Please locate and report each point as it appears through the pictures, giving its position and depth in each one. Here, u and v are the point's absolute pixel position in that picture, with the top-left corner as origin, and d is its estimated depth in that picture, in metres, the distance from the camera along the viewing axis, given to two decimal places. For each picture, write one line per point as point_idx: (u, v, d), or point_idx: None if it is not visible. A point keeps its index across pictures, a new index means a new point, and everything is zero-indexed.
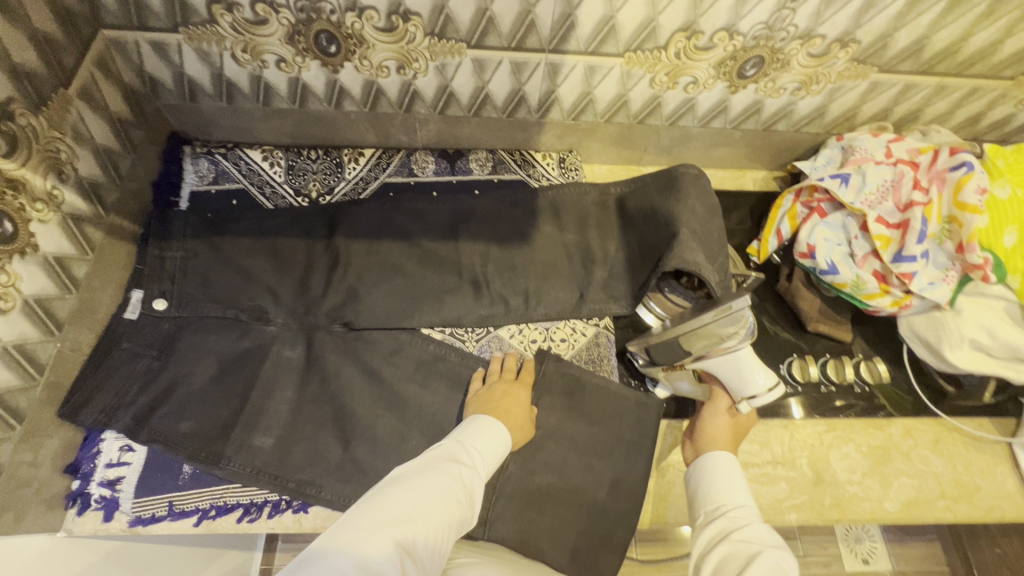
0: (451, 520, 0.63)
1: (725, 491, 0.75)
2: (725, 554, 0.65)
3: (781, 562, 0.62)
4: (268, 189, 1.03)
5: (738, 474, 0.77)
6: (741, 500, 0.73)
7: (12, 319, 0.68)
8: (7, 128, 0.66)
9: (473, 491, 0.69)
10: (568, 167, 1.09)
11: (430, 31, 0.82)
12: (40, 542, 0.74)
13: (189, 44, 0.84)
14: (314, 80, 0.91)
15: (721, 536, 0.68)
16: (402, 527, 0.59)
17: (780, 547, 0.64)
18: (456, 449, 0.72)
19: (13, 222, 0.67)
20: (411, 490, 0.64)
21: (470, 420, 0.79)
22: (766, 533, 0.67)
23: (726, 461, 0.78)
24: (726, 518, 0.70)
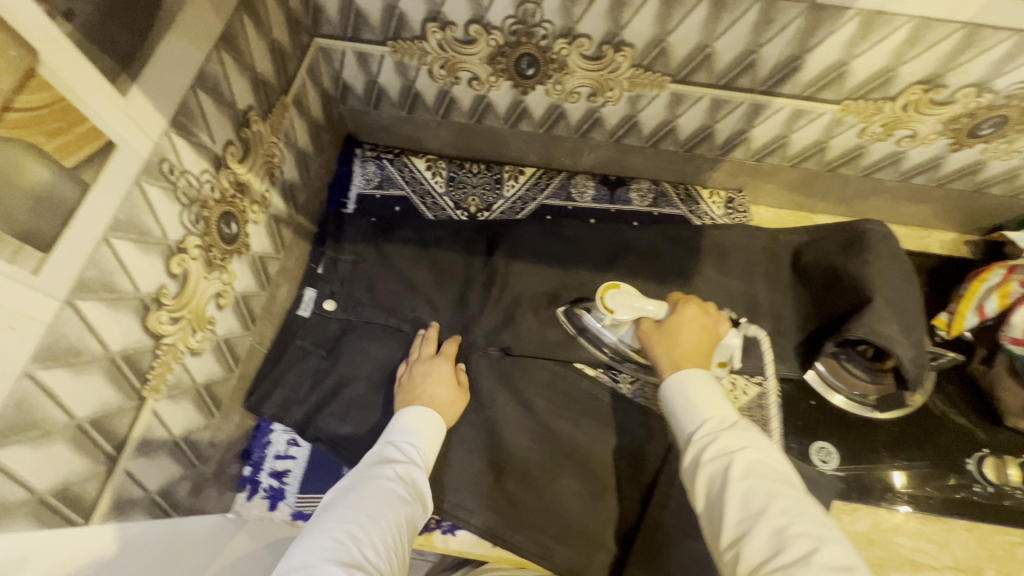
0: (397, 519, 0.64)
1: (688, 404, 0.66)
2: (709, 484, 0.59)
3: (758, 467, 0.58)
4: (429, 199, 1.04)
5: (705, 385, 0.67)
6: (705, 411, 0.65)
7: (226, 315, 0.71)
8: (245, 135, 0.69)
9: (416, 488, 0.70)
10: (735, 209, 1.04)
11: (638, 62, 0.78)
12: (212, 522, 0.75)
13: (391, 57, 0.84)
14: (500, 99, 0.90)
15: (696, 462, 0.61)
16: (345, 544, 0.58)
17: (751, 442, 0.60)
18: (387, 449, 0.73)
19: (237, 223, 0.70)
20: (350, 506, 0.64)
21: (397, 414, 0.79)
22: (736, 433, 0.61)
23: (688, 383, 0.67)
24: (694, 439, 0.63)
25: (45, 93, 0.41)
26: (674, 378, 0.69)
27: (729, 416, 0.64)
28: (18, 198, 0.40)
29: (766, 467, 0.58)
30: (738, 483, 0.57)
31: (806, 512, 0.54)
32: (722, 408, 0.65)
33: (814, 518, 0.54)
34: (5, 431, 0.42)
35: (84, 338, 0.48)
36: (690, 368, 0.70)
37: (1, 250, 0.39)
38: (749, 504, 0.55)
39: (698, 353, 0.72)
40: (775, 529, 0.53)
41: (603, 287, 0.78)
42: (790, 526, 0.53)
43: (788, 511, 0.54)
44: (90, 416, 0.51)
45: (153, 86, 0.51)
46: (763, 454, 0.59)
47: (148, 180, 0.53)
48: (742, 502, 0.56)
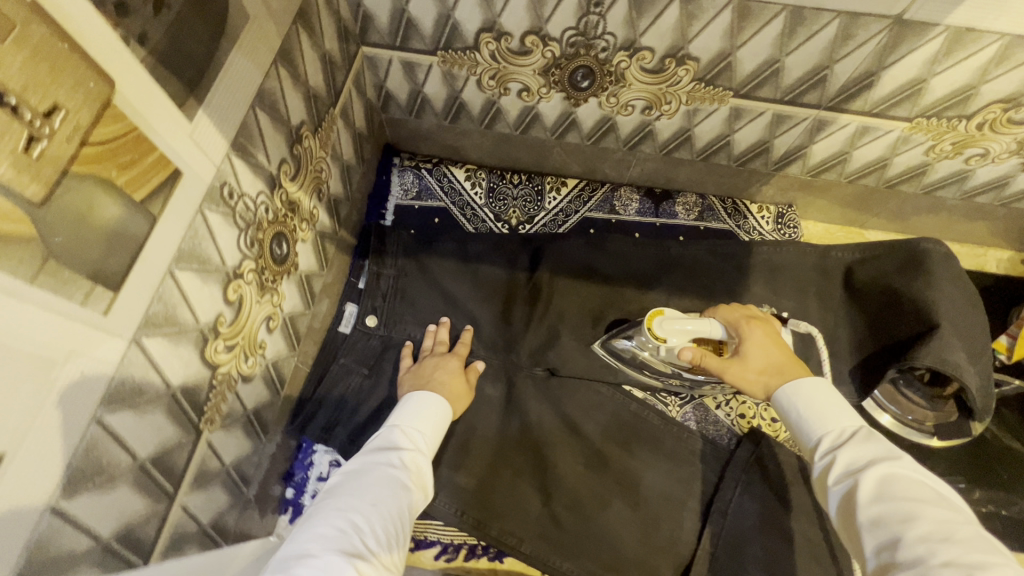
0: (400, 509, 0.60)
1: (803, 418, 0.62)
2: (842, 503, 0.54)
3: (891, 479, 0.52)
4: (468, 211, 1.02)
5: (817, 395, 0.62)
6: (823, 424, 0.60)
7: (275, 337, 0.69)
8: (297, 152, 0.66)
9: (418, 478, 0.66)
10: (786, 224, 1.01)
11: (700, 76, 0.75)
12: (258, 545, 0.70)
13: (439, 66, 0.81)
14: (549, 110, 0.87)
15: (827, 488, 0.56)
16: (346, 532, 0.54)
17: (884, 456, 0.54)
18: (392, 435, 0.69)
19: (287, 243, 0.67)
20: (352, 492, 0.60)
21: (404, 400, 0.75)
22: (864, 447, 0.56)
23: (795, 398, 0.63)
24: (820, 459, 0.58)
25: (119, 124, 0.38)
26: (785, 392, 0.65)
27: (850, 428, 0.59)
28: (93, 238, 0.37)
29: (909, 486, 0.51)
30: (872, 504, 0.51)
31: (960, 532, 0.45)
32: (846, 422, 0.60)
33: (969, 539, 0.45)
34: (74, 480, 0.40)
35: (148, 376, 0.46)
36: (791, 370, 0.66)
37: (75, 293, 0.37)
38: (884, 527, 0.49)
39: (782, 353, 0.69)
40: (916, 551, 0.45)
41: (648, 317, 0.76)
42: (934, 548, 0.45)
43: (934, 532, 0.46)
44: (152, 455, 0.48)
45: (216, 109, 0.49)
46: (904, 470, 0.52)
47: (210, 207, 0.50)
48: (876, 526, 0.49)
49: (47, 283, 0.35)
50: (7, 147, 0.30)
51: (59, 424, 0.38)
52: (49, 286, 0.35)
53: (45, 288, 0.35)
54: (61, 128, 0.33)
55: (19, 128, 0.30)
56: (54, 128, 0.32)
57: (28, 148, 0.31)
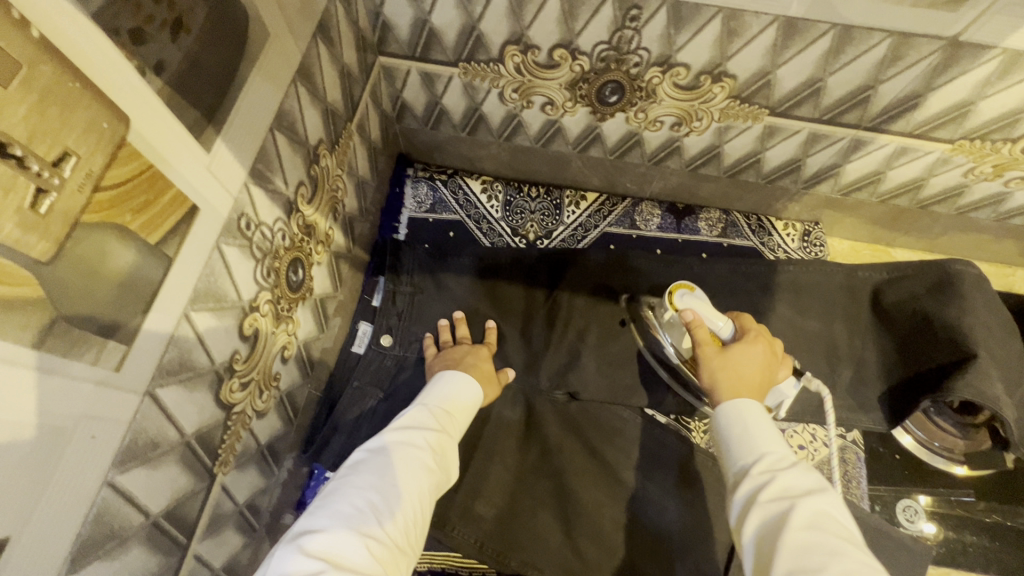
0: (423, 489, 0.57)
1: (741, 434, 0.56)
2: (762, 528, 0.48)
3: (823, 515, 0.47)
4: (484, 224, 0.98)
5: (762, 422, 0.57)
6: (757, 446, 0.55)
7: (290, 366, 0.65)
8: (314, 172, 0.63)
9: (445, 457, 0.62)
10: (812, 242, 0.98)
11: (736, 94, 0.71)
12: None
13: (460, 78, 0.78)
14: (573, 124, 0.83)
15: (749, 506, 0.50)
16: (362, 510, 0.51)
17: (820, 492, 0.49)
18: (421, 413, 0.65)
19: (303, 268, 0.64)
20: (376, 466, 0.56)
21: (435, 380, 0.72)
22: (798, 477, 0.50)
23: (746, 415, 0.57)
24: (748, 478, 0.52)
25: (134, 162, 0.34)
26: (731, 400, 0.59)
27: (787, 456, 0.53)
28: (106, 291, 0.34)
29: (835, 525, 0.46)
30: (798, 532, 0.45)
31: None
32: (782, 450, 0.54)
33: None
34: (84, 550, 0.37)
35: (162, 428, 0.43)
36: (749, 394, 0.61)
37: (86, 351, 0.33)
38: (809, 556, 0.43)
39: (760, 381, 0.62)
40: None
41: (674, 284, 0.70)
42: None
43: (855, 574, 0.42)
44: (164, 509, 0.45)
45: (235, 136, 0.45)
46: (832, 510, 0.48)
47: (226, 241, 0.47)
48: (802, 552, 0.44)
49: (57, 346, 0.31)
50: (11, 204, 0.26)
51: (69, 494, 0.34)
52: (59, 348, 0.31)
53: (55, 351, 0.31)
54: (72, 176, 0.29)
55: (26, 182, 0.27)
56: (64, 178, 0.29)
57: (35, 204, 0.27)
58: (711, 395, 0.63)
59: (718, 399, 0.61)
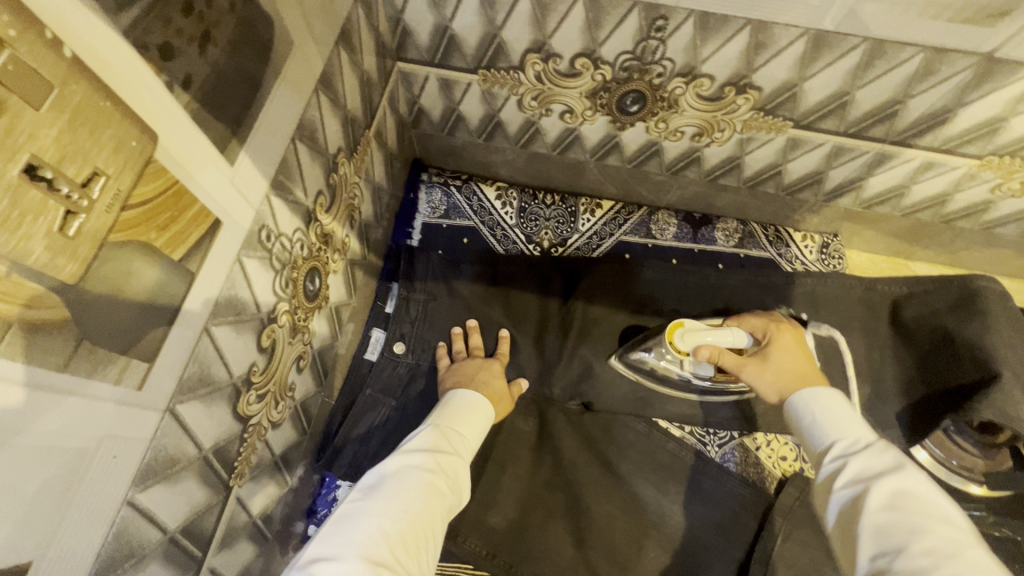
0: (435, 515, 0.54)
1: (817, 421, 0.55)
2: (842, 509, 0.48)
3: (907, 493, 0.45)
4: (498, 231, 0.97)
5: (834, 404, 0.56)
6: (840, 431, 0.53)
7: (305, 375, 0.65)
8: (333, 180, 0.62)
9: (456, 477, 0.60)
10: (830, 254, 0.96)
11: (760, 106, 0.70)
12: None
13: (479, 85, 0.77)
14: (592, 133, 0.82)
15: (829, 492, 0.50)
16: (372, 534, 0.49)
17: (899, 468, 0.47)
18: (434, 434, 0.63)
19: (320, 277, 0.63)
20: (387, 488, 0.54)
21: (446, 401, 0.70)
22: (879, 457, 0.49)
23: (812, 401, 0.57)
24: (828, 464, 0.52)
25: (160, 179, 0.33)
26: (803, 396, 0.58)
27: (871, 437, 0.51)
28: (130, 310, 0.33)
29: (920, 500, 0.44)
30: (877, 514, 0.44)
31: (967, 553, 0.40)
32: (859, 432, 0.53)
33: (977, 563, 0.39)
34: (102, 570, 0.36)
35: (181, 444, 0.42)
36: (812, 378, 0.61)
37: (111, 371, 0.33)
38: (890, 537, 0.43)
39: (806, 360, 0.64)
40: (918, 565, 0.40)
41: (668, 329, 0.71)
42: (940, 567, 0.39)
43: (941, 550, 0.40)
44: (182, 525, 0.45)
45: (258, 147, 0.44)
46: (916, 482, 0.46)
47: (247, 253, 0.46)
48: (881, 533, 0.43)
49: (82, 367, 0.31)
50: (40, 228, 0.25)
51: (90, 515, 0.34)
52: (83, 369, 0.31)
53: (78, 373, 0.30)
54: (100, 197, 0.29)
55: (54, 205, 0.26)
56: (92, 199, 0.28)
57: (62, 227, 0.27)
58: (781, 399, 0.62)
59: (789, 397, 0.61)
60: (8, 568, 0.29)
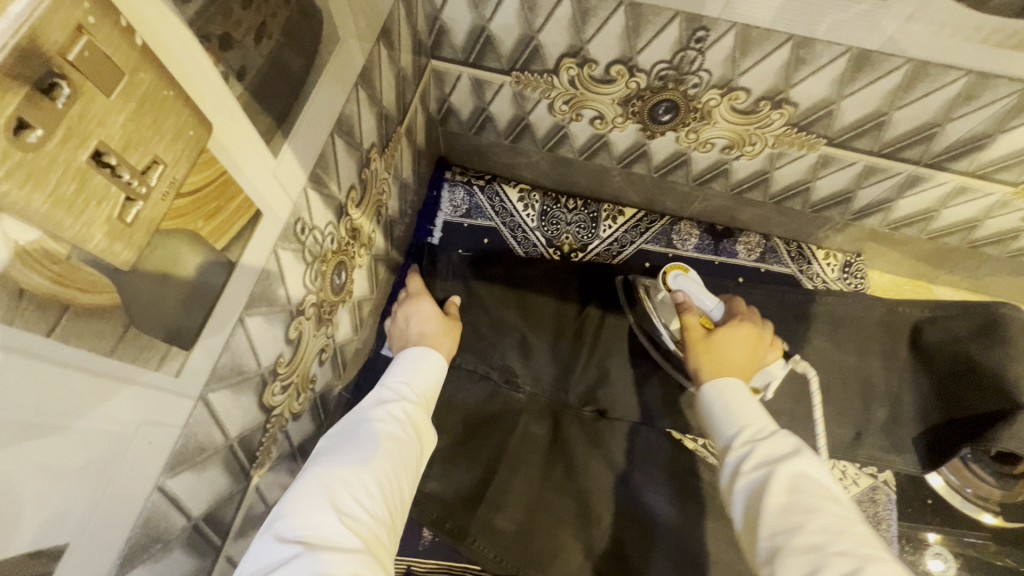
0: (397, 461, 0.52)
1: (724, 413, 0.55)
2: (748, 499, 0.48)
3: (804, 476, 0.46)
4: (519, 233, 0.97)
5: (739, 395, 0.56)
6: (741, 419, 0.54)
7: (326, 368, 0.65)
8: (364, 175, 0.62)
9: (416, 425, 0.58)
10: (852, 274, 0.96)
11: (795, 121, 0.69)
12: None
13: (511, 87, 0.77)
14: (621, 139, 0.82)
15: (734, 476, 0.50)
16: (333, 484, 0.47)
17: (799, 452, 0.48)
18: (386, 389, 0.60)
19: (346, 271, 0.64)
20: (345, 441, 0.52)
21: (399, 357, 0.67)
22: (776, 443, 0.49)
23: (720, 393, 0.57)
24: (731, 451, 0.51)
25: (211, 169, 0.33)
26: (710, 386, 0.58)
27: (772, 424, 0.52)
28: (175, 298, 0.33)
29: (812, 481, 0.46)
30: (778, 500, 0.45)
31: (854, 529, 0.42)
32: (765, 420, 0.53)
33: (863, 538, 0.41)
34: (131, 553, 0.37)
35: (209, 432, 0.42)
36: (734, 372, 0.60)
37: (152, 357, 0.33)
38: (789, 519, 0.44)
39: (746, 361, 0.62)
40: (814, 543, 0.41)
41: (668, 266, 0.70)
42: (836, 542, 0.41)
43: (834, 528, 0.42)
44: (204, 512, 0.45)
45: (300, 140, 0.44)
46: (811, 464, 0.47)
47: (283, 245, 0.46)
48: (780, 515, 0.44)
49: (127, 352, 0.31)
50: (102, 213, 0.26)
51: (123, 498, 0.34)
52: (129, 355, 0.31)
53: (123, 360, 0.31)
54: (156, 184, 0.29)
55: (117, 191, 0.26)
56: (150, 186, 0.28)
57: (122, 213, 0.27)
58: (695, 377, 0.62)
59: (702, 379, 0.60)
60: (47, 546, 0.29)
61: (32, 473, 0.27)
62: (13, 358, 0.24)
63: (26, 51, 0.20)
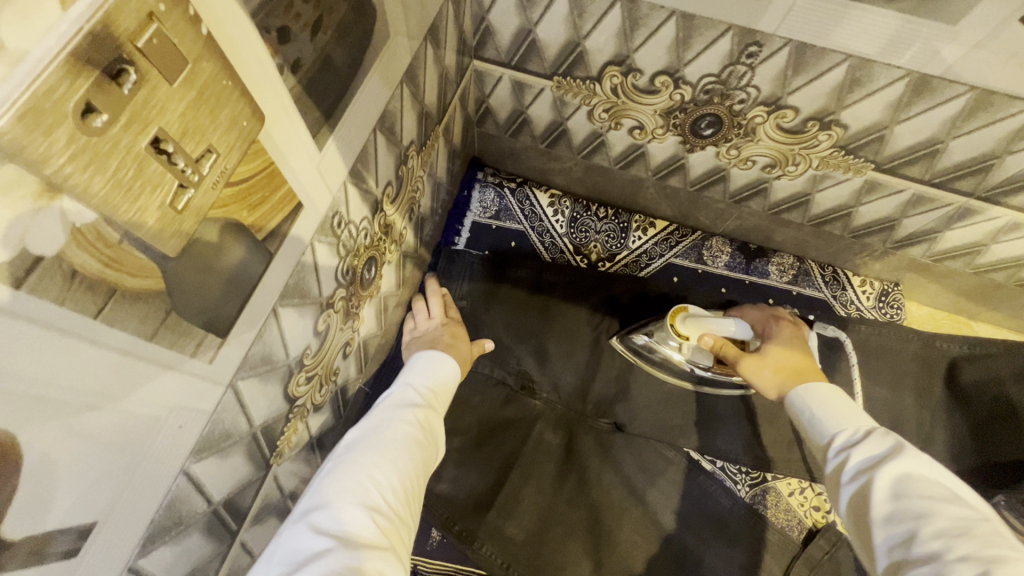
0: (419, 464, 0.52)
1: (816, 419, 0.54)
2: (854, 508, 0.45)
3: (912, 477, 0.43)
4: (547, 238, 0.97)
5: (825, 398, 0.55)
6: (834, 423, 0.52)
7: (349, 361, 0.66)
8: (401, 172, 0.62)
9: (437, 429, 0.58)
10: (889, 303, 0.92)
11: (842, 144, 0.67)
12: None
13: (552, 91, 0.76)
14: (659, 151, 0.81)
15: (836, 488, 0.48)
16: (365, 481, 0.47)
17: (901, 450, 0.45)
18: (407, 390, 0.61)
19: (376, 267, 0.64)
20: (373, 436, 0.52)
21: (418, 356, 0.67)
22: (876, 445, 0.47)
23: (807, 400, 0.55)
24: (831, 456, 0.50)
25: (260, 160, 0.34)
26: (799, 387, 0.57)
27: (869, 424, 0.50)
28: (216, 285, 0.34)
29: (920, 481, 0.42)
30: (883, 508, 0.43)
31: (977, 528, 0.38)
32: (861, 421, 0.51)
33: (991, 536, 0.37)
34: (155, 535, 0.37)
35: (235, 420, 0.42)
36: (810, 372, 0.61)
37: (188, 344, 0.33)
38: (901, 527, 0.41)
39: (803, 357, 0.64)
40: (931, 548, 0.38)
41: (671, 313, 0.74)
42: (953, 545, 0.37)
43: (951, 530, 0.38)
44: (224, 498, 0.45)
45: (344, 136, 0.45)
46: (919, 462, 0.44)
47: (320, 238, 0.47)
48: (891, 525, 0.42)
49: (166, 338, 0.31)
50: (155, 200, 0.26)
51: (151, 479, 0.34)
52: (168, 340, 0.31)
53: (163, 345, 0.31)
54: (207, 173, 0.29)
55: (171, 178, 0.26)
56: (202, 175, 0.28)
57: (174, 201, 0.27)
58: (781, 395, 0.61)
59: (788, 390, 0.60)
60: (78, 524, 0.29)
61: (70, 452, 0.27)
62: (61, 339, 0.24)
63: (97, 37, 0.20)
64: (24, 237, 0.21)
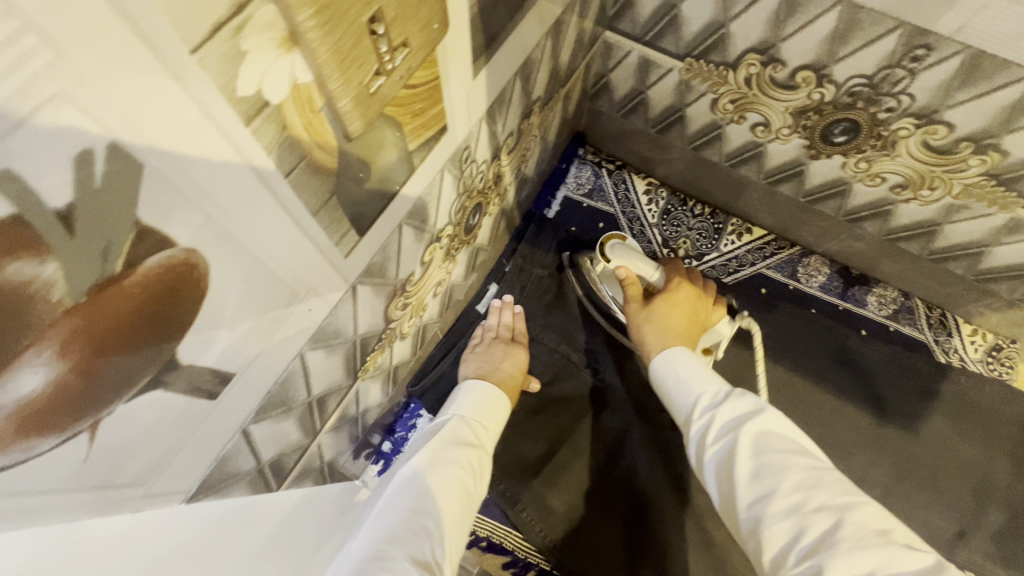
0: (462, 515, 0.50)
1: (679, 385, 0.53)
2: (717, 470, 0.45)
3: (767, 433, 0.44)
4: (636, 226, 0.96)
5: (688, 362, 0.54)
6: (696, 387, 0.51)
7: (435, 302, 0.67)
8: (523, 126, 0.63)
9: (483, 471, 0.57)
10: (999, 359, 0.85)
11: (995, 172, 0.62)
12: (339, 488, 0.69)
13: (680, 73, 0.74)
14: (779, 152, 0.77)
15: (702, 454, 0.47)
16: (418, 531, 0.44)
17: (761, 410, 0.46)
18: (459, 428, 0.60)
19: (480, 215, 0.65)
20: (423, 483, 0.50)
21: (467, 388, 0.67)
22: (734, 405, 0.47)
23: (670, 362, 0.54)
24: (693, 421, 0.49)
25: (431, 71, 0.35)
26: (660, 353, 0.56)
27: (726, 384, 0.50)
28: (369, 182, 0.35)
29: (775, 437, 0.44)
30: (745, 467, 0.43)
31: (826, 478, 0.40)
32: (719, 383, 0.51)
33: (837, 485, 0.40)
34: (264, 407, 0.39)
35: (345, 322, 0.44)
36: (680, 339, 0.59)
37: (337, 232, 0.35)
38: (761, 482, 0.41)
39: (688, 326, 0.62)
40: (790, 502, 0.39)
41: (607, 236, 0.69)
42: (809, 498, 0.39)
43: (807, 483, 0.40)
44: (319, 394, 0.48)
45: (493, 70, 0.45)
46: (777, 421, 0.45)
47: (449, 168, 0.48)
48: (754, 484, 0.42)
49: (325, 220, 0.33)
50: (358, 77, 0.27)
51: (277, 353, 0.37)
52: (325, 222, 0.33)
53: (321, 226, 0.32)
54: (398, 66, 0.30)
55: (373, 60, 0.28)
56: (395, 65, 0.30)
57: (370, 84, 0.28)
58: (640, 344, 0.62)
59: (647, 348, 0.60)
60: (224, 371, 0.32)
61: (236, 302, 0.29)
62: (261, 189, 0.26)
63: None
64: (263, 79, 0.23)
